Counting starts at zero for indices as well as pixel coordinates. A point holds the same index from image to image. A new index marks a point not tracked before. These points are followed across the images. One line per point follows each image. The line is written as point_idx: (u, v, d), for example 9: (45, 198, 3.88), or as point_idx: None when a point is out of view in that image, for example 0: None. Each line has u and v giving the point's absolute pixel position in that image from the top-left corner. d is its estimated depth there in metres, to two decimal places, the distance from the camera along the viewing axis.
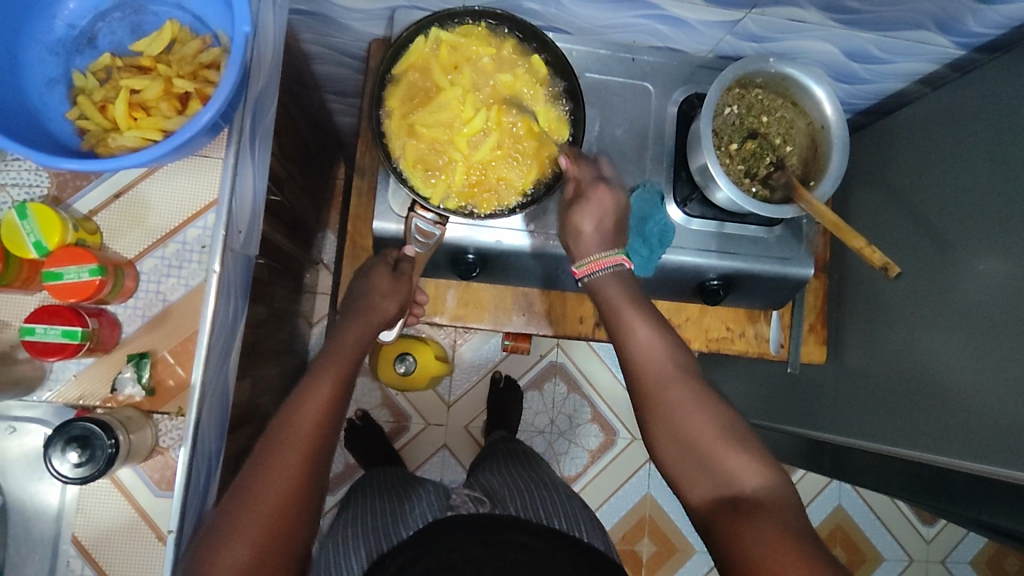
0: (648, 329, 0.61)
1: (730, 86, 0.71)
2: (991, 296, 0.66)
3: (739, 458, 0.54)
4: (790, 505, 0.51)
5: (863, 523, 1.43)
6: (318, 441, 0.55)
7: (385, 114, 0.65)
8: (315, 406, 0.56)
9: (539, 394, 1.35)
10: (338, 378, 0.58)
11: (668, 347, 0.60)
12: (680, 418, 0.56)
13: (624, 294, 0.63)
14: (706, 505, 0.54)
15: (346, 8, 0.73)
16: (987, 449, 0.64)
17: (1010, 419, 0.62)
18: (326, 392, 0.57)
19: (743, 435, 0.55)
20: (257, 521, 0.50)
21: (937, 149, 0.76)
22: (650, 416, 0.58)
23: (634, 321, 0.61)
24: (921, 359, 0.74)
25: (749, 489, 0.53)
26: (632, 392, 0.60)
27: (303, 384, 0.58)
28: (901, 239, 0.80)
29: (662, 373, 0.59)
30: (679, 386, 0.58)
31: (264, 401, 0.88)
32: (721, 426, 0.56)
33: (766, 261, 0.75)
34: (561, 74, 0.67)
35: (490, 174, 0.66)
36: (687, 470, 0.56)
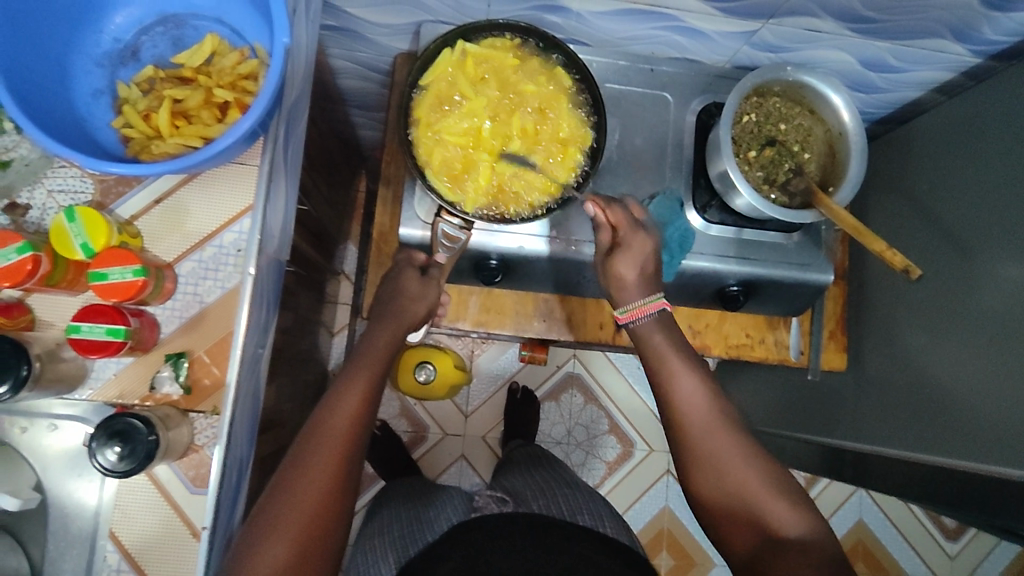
0: (691, 378, 0.64)
1: (748, 94, 0.72)
2: (1013, 300, 0.66)
3: (780, 503, 0.58)
4: (829, 544, 0.55)
5: (885, 538, 1.41)
6: (352, 443, 0.56)
7: (412, 120, 0.66)
8: (350, 409, 0.57)
9: (555, 405, 1.35)
10: (371, 381, 0.60)
11: (708, 392, 0.63)
12: (724, 464, 0.60)
13: (670, 343, 0.65)
14: (752, 549, 0.57)
15: (373, 23, 0.76)
16: (1011, 453, 0.64)
17: None
18: (361, 394, 0.58)
19: (780, 480, 0.59)
20: (293, 521, 0.52)
21: (955, 156, 0.77)
22: (695, 469, 0.61)
23: (678, 369, 0.64)
24: (941, 364, 0.74)
25: (790, 533, 0.56)
26: (676, 440, 0.63)
27: (337, 387, 0.59)
28: (921, 245, 0.80)
29: (707, 424, 0.62)
30: (724, 434, 0.61)
31: (288, 407, 0.89)
32: (764, 474, 0.59)
33: (784, 267, 0.76)
34: (583, 84, 0.68)
35: (512, 181, 0.67)
36: (732, 516, 0.59)
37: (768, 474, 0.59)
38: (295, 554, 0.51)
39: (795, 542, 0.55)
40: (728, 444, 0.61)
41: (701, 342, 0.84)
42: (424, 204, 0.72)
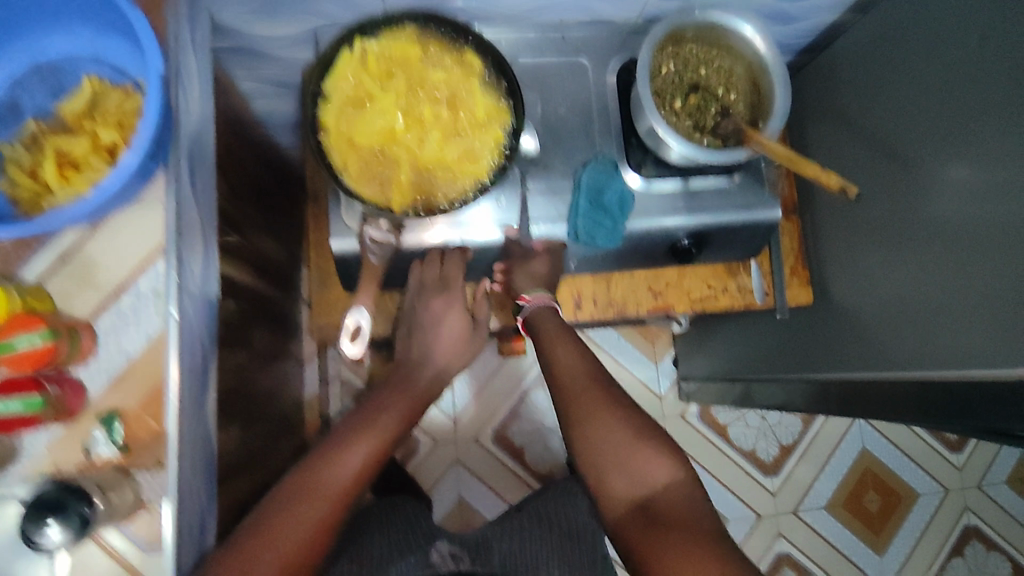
0: (569, 351, 0.71)
1: (663, 44, 0.69)
2: (975, 204, 0.64)
3: (649, 457, 0.64)
4: (688, 496, 0.61)
5: (891, 462, 1.41)
6: (339, 507, 0.57)
7: (319, 130, 0.63)
8: (351, 468, 0.59)
9: (544, 393, 1.33)
10: (374, 445, 0.61)
11: (592, 370, 0.70)
12: (599, 429, 0.66)
13: (558, 327, 0.74)
14: (624, 506, 0.63)
15: (271, 37, 0.73)
16: (988, 353, 0.61)
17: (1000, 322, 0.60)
18: (365, 449, 0.60)
19: (652, 438, 0.65)
20: (261, 566, 0.52)
21: (884, 69, 0.75)
22: (572, 429, 0.67)
23: (556, 344, 0.72)
24: (906, 279, 0.73)
25: (657, 484, 0.62)
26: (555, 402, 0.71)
27: (339, 440, 0.61)
28: (864, 164, 0.79)
29: (580, 387, 0.69)
30: (597, 399, 0.68)
31: (256, 445, 0.87)
32: (630, 433, 0.65)
33: (734, 212, 0.74)
34: (495, 64, 0.66)
35: (437, 175, 0.64)
36: (614, 480, 0.64)
37: (635, 433, 0.65)
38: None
39: (659, 494, 0.62)
40: (601, 405, 0.67)
41: (663, 302, 0.82)
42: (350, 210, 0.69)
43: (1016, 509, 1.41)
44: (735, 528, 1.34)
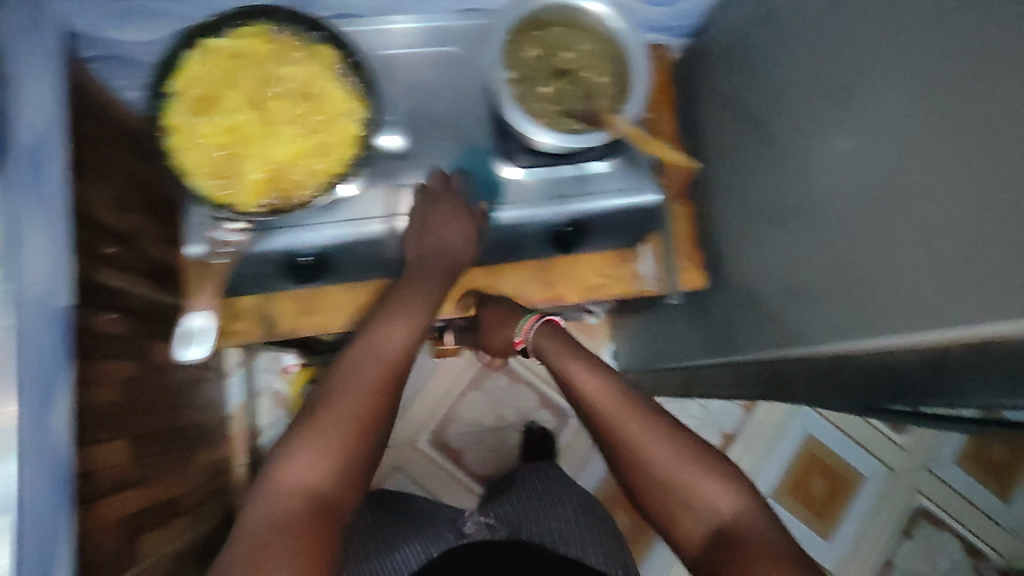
0: (596, 379, 0.70)
1: (523, 29, 0.68)
2: (841, 172, 0.58)
3: (707, 482, 0.63)
4: (749, 524, 0.60)
5: (835, 445, 1.40)
6: (382, 389, 0.63)
7: (163, 130, 0.61)
8: (398, 343, 0.66)
9: (480, 393, 1.33)
10: (422, 296, 0.70)
11: (625, 395, 0.68)
12: (660, 463, 0.65)
13: (561, 344, 0.75)
14: (699, 541, 0.62)
15: (140, 43, 0.73)
16: (841, 331, 0.58)
17: (848, 304, 0.57)
18: (405, 316, 0.68)
19: (708, 462, 0.64)
20: (336, 445, 0.60)
21: (745, 47, 0.72)
22: (629, 468, 0.66)
23: (575, 371, 0.71)
24: (777, 265, 0.69)
25: (723, 513, 0.61)
26: (598, 429, 0.69)
27: (387, 312, 0.68)
28: (736, 140, 0.75)
29: (618, 411, 0.67)
30: (656, 435, 0.66)
31: (152, 461, 0.87)
32: (682, 459, 0.64)
33: (613, 197, 0.73)
34: (345, 57, 0.64)
35: (288, 172, 0.63)
36: (682, 516, 0.63)
37: (683, 460, 0.64)
38: None
39: (727, 518, 0.61)
40: (660, 442, 0.65)
41: (555, 292, 0.81)
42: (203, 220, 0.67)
43: (965, 489, 1.40)
44: None
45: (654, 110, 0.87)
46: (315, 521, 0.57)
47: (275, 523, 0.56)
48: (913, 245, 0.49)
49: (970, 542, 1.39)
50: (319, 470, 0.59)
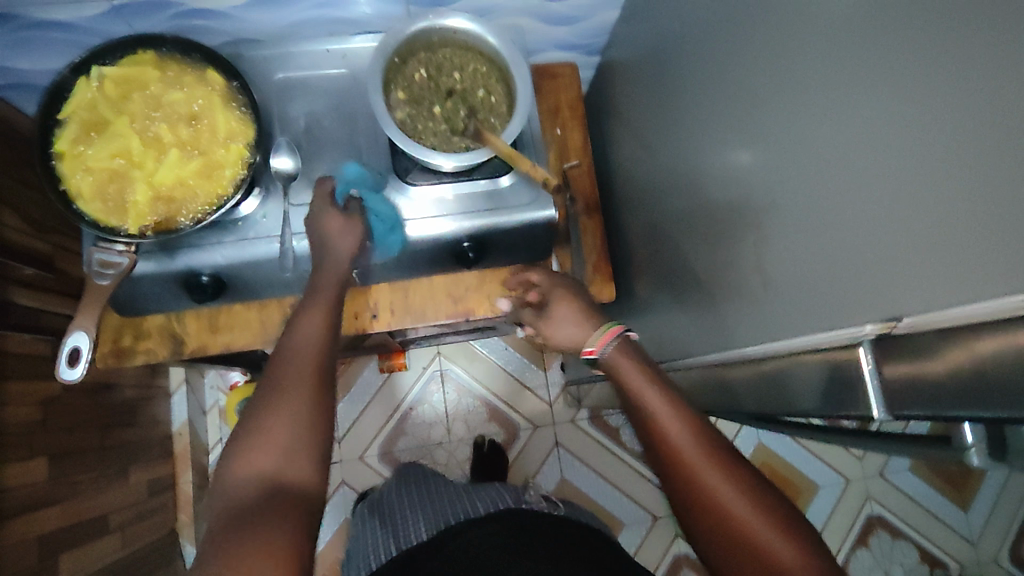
0: (674, 414, 0.52)
1: (413, 51, 0.71)
2: (726, 182, 0.59)
3: (794, 550, 0.45)
4: None
5: (788, 455, 1.41)
6: (323, 378, 0.56)
7: (52, 155, 0.63)
8: (313, 336, 0.58)
9: (429, 406, 1.35)
10: (333, 302, 0.62)
11: (692, 420, 0.52)
12: (739, 519, 0.47)
13: (643, 370, 0.56)
14: None
15: (41, 71, 0.75)
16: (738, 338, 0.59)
17: (742, 309, 0.58)
18: (323, 315, 0.60)
19: (788, 518, 0.47)
20: (296, 443, 0.51)
21: (652, 61, 0.74)
22: (703, 527, 0.49)
23: (659, 406, 0.53)
24: (688, 268, 0.71)
25: None
26: (665, 477, 0.52)
27: (306, 302, 0.61)
28: (654, 154, 0.77)
29: (706, 458, 0.50)
30: (731, 475, 0.49)
31: (80, 478, 0.88)
32: (773, 512, 0.47)
33: (511, 213, 0.74)
34: (236, 82, 0.66)
35: (179, 194, 0.65)
36: None
37: (772, 517, 0.47)
38: None
39: None
40: (733, 484, 0.49)
41: (463, 306, 0.82)
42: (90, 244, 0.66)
43: (919, 496, 1.39)
44: (628, 535, 1.32)
45: (562, 125, 0.89)
46: (286, 509, 0.48)
47: (236, 512, 0.47)
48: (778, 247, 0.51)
49: (926, 549, 1.38)
50: (287, 467, 0.50)
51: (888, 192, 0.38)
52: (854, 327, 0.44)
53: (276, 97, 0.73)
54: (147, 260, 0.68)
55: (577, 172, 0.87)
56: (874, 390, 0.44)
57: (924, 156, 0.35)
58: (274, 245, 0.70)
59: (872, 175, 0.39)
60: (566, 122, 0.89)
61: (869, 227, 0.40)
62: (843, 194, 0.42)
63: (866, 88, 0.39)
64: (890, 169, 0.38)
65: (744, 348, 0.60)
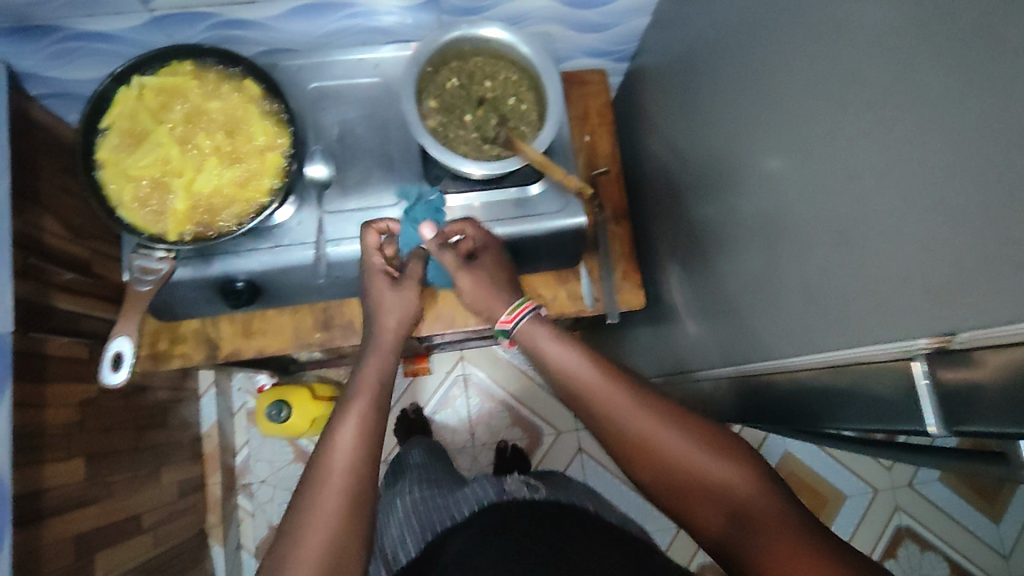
0: (594, 374, 0.60)
1: (445, 59, 0.71)
2: (759, 191, 0.59)
3: (711, 456, 0.54)
4: (766, 498, 0.51)
5: (815, 463, 1.39)
6: (352, 494, 0.55)
7: (95, 164, 0.64)
8: (349, 449, 0.57)
9: (453, 411, 1.36)
10: (366, 416, 0.60)
11: (624, 381, 0.59)
12: (662, 444, 0.55)
13: (557, 337, 0.65)
14: (716, 527, 0.52)
15: (82, 81, 0.77)
16: (772, 348, 0.59)
17: (776, 320, 0.58)
18: (358, 424, 0.59)
19: (705, 432, 0.56)
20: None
21: (683, 69, 0.74)
22: (636, 459, 0.56)
23: (580, 368, 0.61)
24: (719, 276, 0.71)
25: (735, 493, 0.52)
26: (597, 428, 0.60)
27: (335, 417, 0.61)
28: (684, 162, 0.77)
29: (624, 404, 0.57)
30: (648, 415, 0.57)
31: (115, 479, 0.90)
32: (689, 434, 0.55)
33: (541, 220, 0.75)
34: (272, 92, 0.68)
35: (217, 201, 0.66)
36: (699, 504, 0.53)
37: (690, 435, 0.55)
38: None
39: (740, 498, 0.51)
40: (652, 421, 0.56)
41: None
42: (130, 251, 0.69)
43: (950, 507, 1.37)
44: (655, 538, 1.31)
45: (590, 133, 0.89)
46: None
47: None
48: (814, 258, 0.51)
49: (956, 562, 1.35)
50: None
51: (934, 206, 0.38)
52: (905, 340, 0.42)
53: (309, 107, 0.75)
54: (184, 266, 0.69)
55: (606, 180, 0.87)
56: (932, 397, 0.44)
57: (974, 170, 0.35)
58: (308, 251, 0.71)
59: (916, 187, 0.39)
60: (594, 130, 0.89)
61: (912, 240, 0.40)
62: (884, 206, 0.42)
63: (910, 98, 0.39)
64: (937, 182, 0.37)
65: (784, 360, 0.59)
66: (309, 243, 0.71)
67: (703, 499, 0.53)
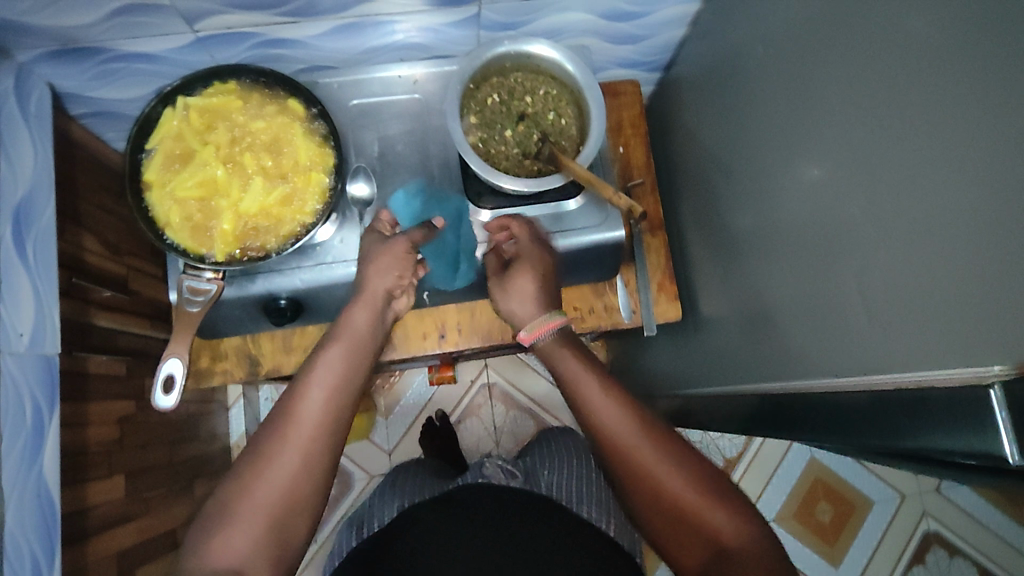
0: (613, 403, 0.59)
1: (486, 75, 0.71)
2: (810, 206, 0.59)
3: (709, 501, 0.55)
4: (751, 549, 0.53)
5: (841, 469, 1.38)
6: (319, 453, 0.58)
7: (143, 187, 0.65)
8: (318, 401, 0.59)
9: (477, 419, 1.36)
10: (337, 375, 0.61)
11: (632, 412, 0.58)
12: (662, 480, 0.55)
13: (573, 359, 0.63)
14: (694, 563, 0.54)
15: (123, 100, 0.77)
16: (826, 364, 0.59)
17: (829, 336, 0.58)
18: (327, 386, 0.60)
19: (708, 475, 0.56)
20: (268, 524, 0.55)
21: (723, 80, 0.74)
22: (629, 487, 0.56)
23: (596, 397, 0.59)
24: (762, 289, 0.71)
25: (724, 540, 0.53)
26: (597, 450, 0.59)
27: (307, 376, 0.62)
28: (724, 174, 0.77)
29: (635, 437, 0.57)
30: (658, 449, 0.56)
31: (152, 494, 0.91)
32: (695, 476, 0.56)
33: (579, 234, 0.75)
34: (316, 111, 0.68)
35: (263, 220, 0.66)
36: (683, 537, 0.55)
37: (694, 476, 0.56)
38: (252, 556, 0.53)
39: (730, 547, 0.53)
40: (659, 457, 0.56)
41: None
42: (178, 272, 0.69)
43: (978, 512, 1.36)
44: None
45: (625, 143, 0.88)
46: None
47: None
48: (873, 277, 0.50)
49: (985, 567, 1.34)
50: (253, 563, 0.53)
51: (1012, 229, 0.38)
52: (979, 368, 0.41)
53: (350, 124, 0.75)
54: (229, 285, 0.70)
55: (642, 190, 0.87)
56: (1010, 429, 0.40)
57: None
58: (351, 269, 0.71)
59: (988, 213, 0.39)
60: (629, 140, 0.88)
61: (986, 263, 0.40)
62: (953, 231, 0.42)
63: (984, 123, 0.39)
64: (1017, 207, 0.37)
65: (834, 378, 0.57)
66: (352, 260, 0.71)
67: (691, 539, 0.54)
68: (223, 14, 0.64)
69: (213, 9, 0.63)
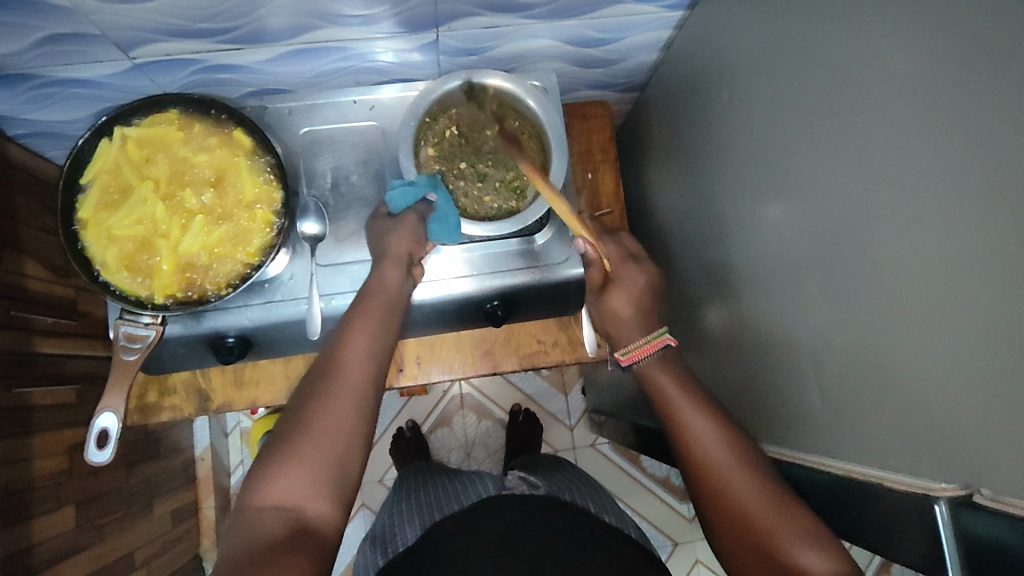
0: (705, 421, 0.57)
1: (443, 106, 0.68)
2: (771, 262, 0.57)
3: (794, 531, 0.49)
4: None
5: None
6: (362, 392, 0.54)
7: (77, 224, 0.61)
8: (358, 348, 0.56)
9: (449, 430, 1.34)
10: (374, 332, 0.58)
11: (731, 434, 0.56)
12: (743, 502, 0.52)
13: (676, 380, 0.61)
14: None
15: (62, 122, 0.73)
16: (784, 426, 0.57)
17: (786, 399, 0.56)
18: (369, 339, 0.57)
19: (793, 504, 0.51)
20: (326, 470, 0.49)
21: (694, 114, 0.71)
22: (711, 504, 0.55)
23: (689, 413, 0.58)
24: (723, 333, 0.69)
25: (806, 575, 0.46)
26: (689, 473, 0.58)
27: (342, 330, 0.58)
28: (692, 210, 0.74)
29: (719, 460, 0.55)
30: (742, 475, 0.54)
31: (105, 520, 0.88)
32: (776, 503, 0.51)
33: (535, 272, 0.73)
34: (263, 145, 0.64)
35: (207, 260, 0.63)
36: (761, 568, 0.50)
37: (779, 503, 0.51)
38: (306, 494, 0.48)
39: None
40: (744, 479, 0.53)
41: (490, 359, 0.82)
42: (119, 314, 0.68)
43: None
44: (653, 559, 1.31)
45: (593, 169, 0.86)
46: (304, 545, 0.45)
47: (257, 547, 0.44)
48: (831, 351, 0.48)
49: None
50: (310, 502, 0.48)
51: (967, 336, 0.36)
52: (930, 480, 0.40)
53: (302, 151, 0.73)
54: (174, 324, 0.68)
55: (609, 220, 0.84)
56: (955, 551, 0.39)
57: (1010, 314, 0.33)
58: (301, 308, 0.69)
59: (947, 317, 0.37)
60: (598, 166, 0.86)
61: (941, 367, 0.38)
62: (913, 327, 0.40)
63: (944, 222, 0.36)
64: (973, 316, 0.35)
65: (799, 452, 0.55)
66: (304, 299, 0.69)
67: None
68: (160, 42, 0.60)
69: (148, 38, 0.59)
